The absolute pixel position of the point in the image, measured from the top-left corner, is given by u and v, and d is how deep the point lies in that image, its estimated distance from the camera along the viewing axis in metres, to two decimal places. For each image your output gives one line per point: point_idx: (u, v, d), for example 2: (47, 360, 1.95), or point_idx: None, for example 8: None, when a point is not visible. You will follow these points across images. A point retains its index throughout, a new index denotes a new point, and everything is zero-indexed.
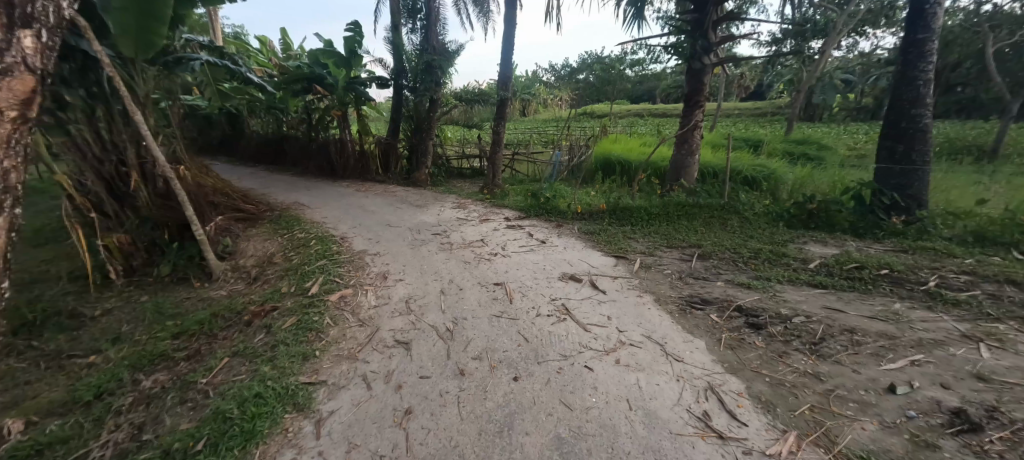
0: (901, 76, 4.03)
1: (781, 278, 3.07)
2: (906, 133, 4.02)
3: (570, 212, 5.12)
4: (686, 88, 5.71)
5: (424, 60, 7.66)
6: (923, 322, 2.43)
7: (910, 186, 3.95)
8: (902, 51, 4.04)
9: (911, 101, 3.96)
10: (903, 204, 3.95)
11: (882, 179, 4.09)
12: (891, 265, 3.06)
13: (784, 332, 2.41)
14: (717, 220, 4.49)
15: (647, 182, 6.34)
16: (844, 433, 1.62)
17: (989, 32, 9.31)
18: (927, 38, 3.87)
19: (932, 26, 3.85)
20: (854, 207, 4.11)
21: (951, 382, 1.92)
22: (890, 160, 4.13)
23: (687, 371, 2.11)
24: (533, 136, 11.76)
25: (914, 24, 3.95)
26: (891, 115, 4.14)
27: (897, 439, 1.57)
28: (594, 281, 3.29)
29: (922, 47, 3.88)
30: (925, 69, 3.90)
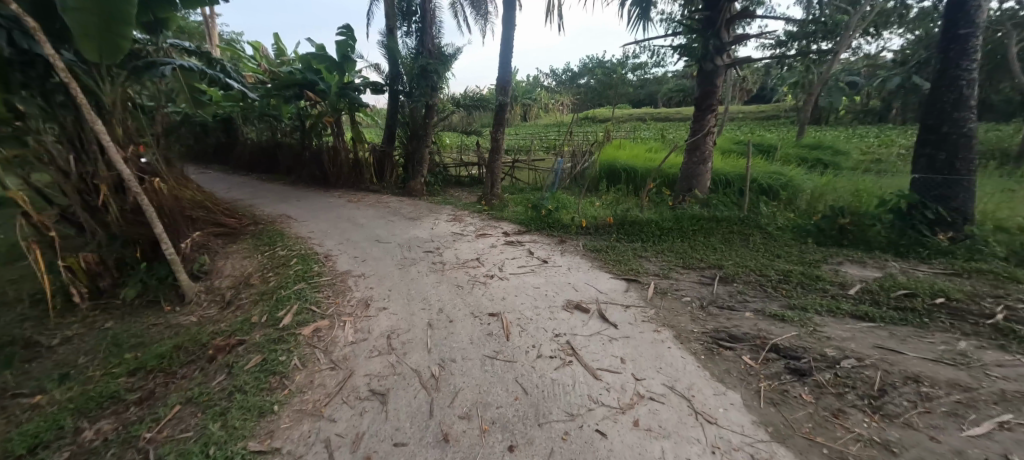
0: (942, 76, 3.67)
1: (819, 308, 2.68)
2: (947, 139, 3.64)
3: (574, 226, 4.75)
4: (695, 92, 5.36)
5: (419, 64, 7.32)
6: (1001, 368, 2.00)
7: (954, 198, 3.57)
8: (942, 48, 3.68)
9: (954, 103, 3.59)
10: (948, 219, 3.55)
11: (921, 190, 3.71)
12: (946, 293, 2.66)
13: (834, 382, 2.02)
14: (736, 235, 4.10)
15: (655, 193, 5.97)
16: None
17: (1011, 30, 8.88)
18: (970, 33, 3.50)
19: (976, 20, 3.50)
20: (891, 222, 3.72)
21: None
22: (930, 169, 3.76)
23: (723, 438, 1.73)
24: (533, 142, 11.46)
25: (954, 19, 3.60)
26: (929, 119, 3.76)
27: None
28: (602, 310, 2.93)
29: (965, 44, 3.52)
30: (968, 69, 3.53)
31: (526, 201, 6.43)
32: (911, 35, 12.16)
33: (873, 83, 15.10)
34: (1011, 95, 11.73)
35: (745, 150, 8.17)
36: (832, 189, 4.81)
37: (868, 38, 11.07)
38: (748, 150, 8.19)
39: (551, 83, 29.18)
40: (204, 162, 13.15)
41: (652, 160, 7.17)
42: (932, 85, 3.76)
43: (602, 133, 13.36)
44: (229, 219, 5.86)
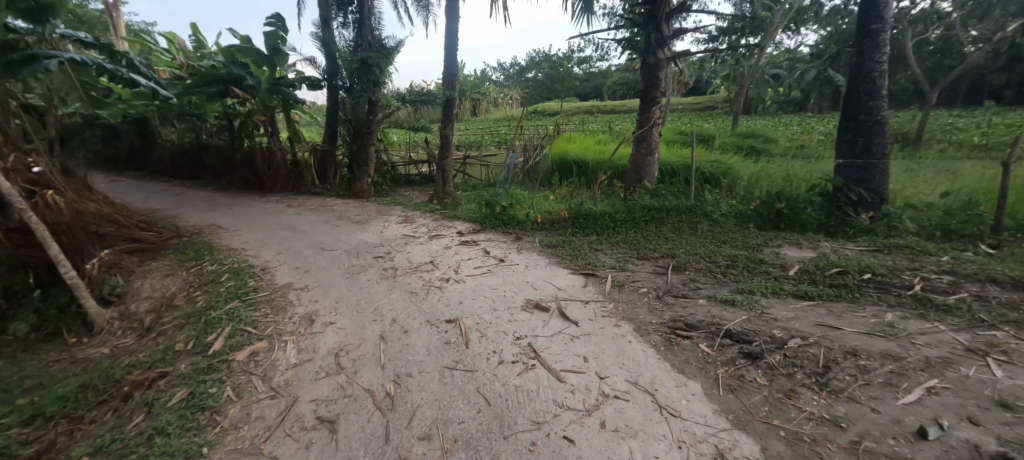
0: (858, 68, 4.01)
1: (765, 291, 2.80)
2: (864, 126, 3.99)
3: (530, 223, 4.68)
4: (640, 84, 5.48)
5: (359, 58, 6.86)
6: (922, 336, 2.18)
7: (872, 180, 3.91)
8: (857, 42, 4.01)
9: (869, 93, 3.94)
10: (868, 199, 3.89)
11: (844, 173, 4.03)
12: (872, 269, 2.89)
13: (784, 363, 2.09)
14: (686, 224, 4.23)
15: (607, 186, 6.06)
16: None
17: (905, 27, 10.06)
18: (880, 28, 3.85)
19: (884, 16, 3.84)
20: (821, 204, 4.02)
21: (978, 416, 1.59)
22: (851, 153, 4.11)
23: (688, 431, 1.73)
24: (484, 137, 11.27)
25: (866, 16, 3.93)
26: (847, 108, 4.10)
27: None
28: (562, 308, 2.88)
29: (876, 38, 3.87)
30: (879, 61, 3.89)
31: (480, 198, 6.28)
32: (823, 32, 13.42)
33: (793, 77, 16.58)
34: (905, 85, 13.37)
35: (687, 141, 8.51)
36: (767, 175, 5.11)
37: (788, 34, 12.05)
38: (688, 140, 8.58)
39: (500, 77, 28.99)
40: (113, 168, 11.50)
41: (602, 152, 7.28)
42: (850, 76, 4.09)
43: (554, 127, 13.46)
44: (146, 233, 5.14)
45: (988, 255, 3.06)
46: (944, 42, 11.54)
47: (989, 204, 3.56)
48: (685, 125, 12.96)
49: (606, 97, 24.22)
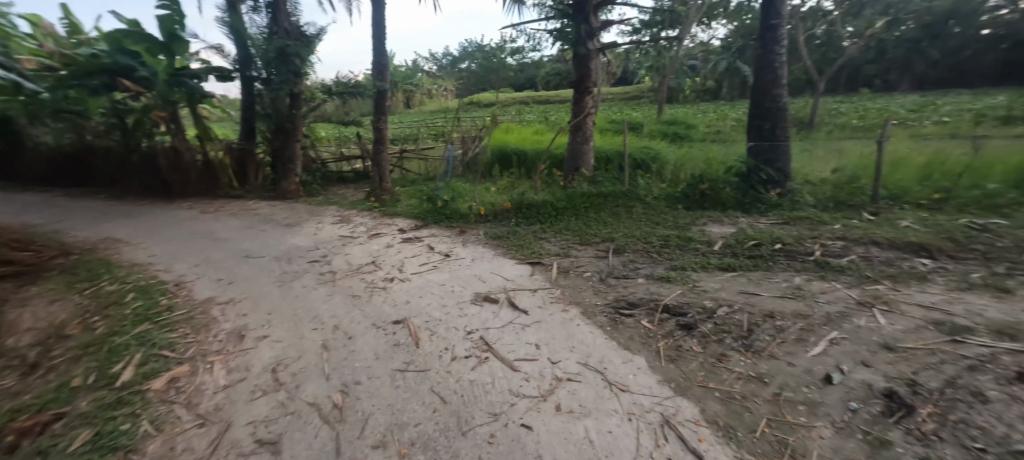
0: (762, 59, 4.47)
1: (695, 266, 3.04)
2: (769, 112, 4.48)
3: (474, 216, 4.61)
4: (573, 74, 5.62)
5: (275, 46, 6.26)
6: (823, 294, 2.50)
7: (777, 161, 4.40)
8: (760, 35, 4.47)
9: (771, 82, 4.43)
10: (775, 178, 4.36)
11: (755, 155, 4.50)
12: (781, 240, 3.27)
13: (715, 330, 2.29)
14: (622, 208, 4.45)
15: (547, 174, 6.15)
16: (809, 450, 1.47)
17: (796, 24, 11.42)
18: (778, 23, 4.32)
19: (781, 13, 4.32)
20: (737, 184, 4.45)
21: (869, 359, 1.88)
22: (759, 137, 4.58)
23: (637, 404, 1.85)
24: (421, 130, 10.85)
25: (767, 11, 4.38)
26: (755, 95, 4.55)
27: (857, 442, 1.47)
28: (511, 298, 2.88)
29: (775, 32, 4.34)
30: (779, 53, 4.38)
31: (420, 192, 6.07)
32: (731, 27, 14.80)
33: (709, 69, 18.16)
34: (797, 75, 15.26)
35: (618, 130, 8.91)
36: (690, 159, 5.53)
37: (702, 28, 13.11)
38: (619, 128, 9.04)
39: (432, 67, 28.05)
40: None
41: (540, 142, 7.36)
42: (756, 67, 4.55)
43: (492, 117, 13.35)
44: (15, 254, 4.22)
45: (869, 221, 3.62)
46: (828, 37, 13.29)
47: (867, 178, 4.21)
48: (618, 114, 13.58)
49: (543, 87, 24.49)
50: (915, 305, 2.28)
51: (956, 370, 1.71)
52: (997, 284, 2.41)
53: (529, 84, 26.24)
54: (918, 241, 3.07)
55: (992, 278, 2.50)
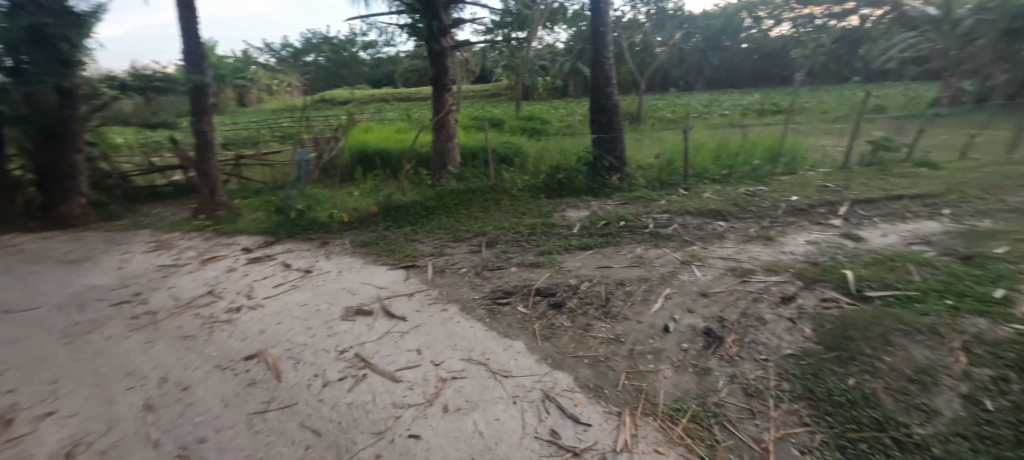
0: (596, 61, 5.14)
1: (559, 249, 3.33)
2: (605, 107, 5.19)
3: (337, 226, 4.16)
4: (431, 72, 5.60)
5: (23, 24, 4.52)
6: (658, 259, 3.02)
7: (615, 149, 5.11)
8: (592, 39, 5.11)
9: (603, 81, 5.15)
10: (615, 165, 5.06)
11: (598, 145, 5.16)
12: (624, 217, 3.82)
13: (580, 304, 2.55)
14: (490, 202, 4.58)
15: (413, 173, 5.79)
16: (657, 391, 1.92)
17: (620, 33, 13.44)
18: (604, 30, 5.03)
19: (606, 21, 5.02)
20: (586, 171, 5.03)
21: (693, 305, 2.42)
22: (600, 129, 5.27)
23: (520, 386, 1.96)
24: (261, 133, 9.21)
25: (596, 18, 5.02)
26: (593, 93, 5.24)
27: (689, 376, 1.99)
28: (386, 306, 2.70)
29: (602, 38, 5.04)
30: (607, 56, 5.10)
31: (268, 203, 5.23)
32: (572, 32, 16.58)
33: (558, 73, 19.81)
34: (625, 77, 18.03)
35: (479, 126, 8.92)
36: (547, 151, 5.81)
37: (547, 31, 14.36)
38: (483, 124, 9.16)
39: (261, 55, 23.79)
40: None
41: (403, 141, 6.86)
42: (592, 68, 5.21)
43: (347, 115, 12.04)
44: None
45: (684, 195, 4.51)
46: (644, 46, 15.70)
47: (681, 160, 5.22)
48: (480, 111, 13.66)
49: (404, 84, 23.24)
50: (720, 258, 2.94)
51: (744, 302, 2.38)
52: (763, 234, 3.31)
53: (388, 80, 24.78)
54: (716, 208, 3.94)
55: (762, 230, 3.42)
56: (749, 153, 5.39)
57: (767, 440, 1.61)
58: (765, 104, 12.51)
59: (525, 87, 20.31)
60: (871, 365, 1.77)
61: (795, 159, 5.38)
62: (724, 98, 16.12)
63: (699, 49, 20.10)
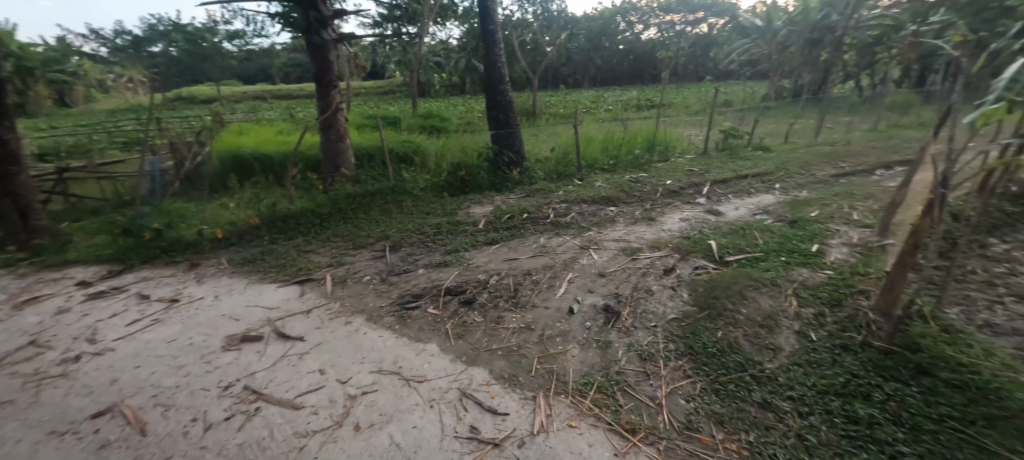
0: (489, 59, 5.25)
1: (466, 246, 3.34)
2: (501, 104, 5.34)
3: (208, 245, 3.58)
4: (310, 65, 4.75)
5: None
6: (560, 246, 3.22)
7: (513, 145, 5.28)
8: (483, 38, 5.22)
9: (497, 78, 5.28)
10: (514, 160, 5.22)
11: (497, 141, 5.29)
12: (527, 210, 3.97)
13: (490, 298, 2.59)
14: (391, 203, 4.36)
15: (299, 178, 4.88)
16: (566, 369, 2.03)
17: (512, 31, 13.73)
18: (494, 29, 5.16)
19: (494, 20, 5.16)
20: (488, 167, 5.11)
21: (593, 286, 2.64)
22: (497, 125, 5.39)
23: (435, 389, 1.91)
24: (87, 138, 7.35)
25: (485, 17, 5.13)
26: (487, 89, 5.34)
27: (594, 352, 2.14)
28: (279, 329, 2.40)
29: (492, 36, 5.17)
30: (498, 54, 5.25)
31: (112, 225, 4.26)
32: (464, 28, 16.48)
33: (454, 70, 19.30)
34: (521, 74, 18.63)
35: (379, 121, 7.80)
36: (449, 149, 5.64)
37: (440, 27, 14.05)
38: (381, 119, 8.43)
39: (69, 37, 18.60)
40: None
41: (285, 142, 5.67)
42: (484, 65, 5.31)
43: (208, 114, 10.13)
44: None
45: (579, 185, 4.87)
46: (534, 45, 16.24)
47: (575, 152, 5.57)
48: (373, 108, 12.63)
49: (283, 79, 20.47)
50: (613, 241, 3.28)
51: (636, 278, 2.70)
52: (646, 216, 3.77)
53: (261, 75, 21.78)
54: (607, 195, 4.31)
55: (645, 212, 3.86)
56: (631, 143, 6.02)
57: (660, 396, 1.84)
58: (641, 99, 14.03)
59: (420, 82, 19.40)
60: (733, 320, 2.23)
61: (666, 147, 6.16)
62: (609, 94, 17.80)
63: (581, 49, 21.98)
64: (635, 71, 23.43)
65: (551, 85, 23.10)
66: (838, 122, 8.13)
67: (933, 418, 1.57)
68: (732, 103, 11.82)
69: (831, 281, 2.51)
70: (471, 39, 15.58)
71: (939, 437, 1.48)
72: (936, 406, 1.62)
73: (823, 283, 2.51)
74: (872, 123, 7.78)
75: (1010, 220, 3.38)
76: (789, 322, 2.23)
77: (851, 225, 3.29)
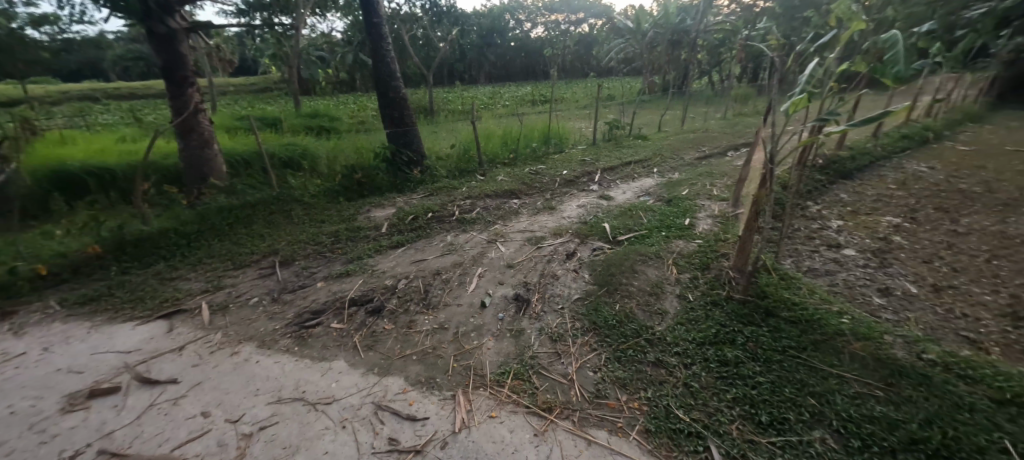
0: (376, 53, 5.00)
1: (370, 252, 3.18)
2: (394, 101, 5.15)
3: (28, 286, 2.77)
4: (155, 59, 3.96)
5: None
6: (468, 243, 3.26)
7: (412, 143, 5.14)
8: (368, 31, 4.94)
9: (388, 74, 5.07)
10: (415, 159, 5.09)
11: (394, 141, 5.10)
12: (431, 208, 3.91)
13: (401, 303, 2.53)
14: (278, 215, 3.95)
15: (154, 193, 4.12)
16: (483, 363, 2.05)
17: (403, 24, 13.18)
18: (379, 22, 4.92)
19: (378, 13, 4.92)
20: (386, 168, 4.89)
21: (502, 278, 2.73)
22: (393, 124, 5.19)
23: (347, 407, 1.78)
24: None
25: (368, 8, 4.85)
26: (379, 86, 5.11)
27: (508, 341, 2.20)
28: (142, 375, 2.00)
29: (378, 30, 4.93)
30: (386, 49, 5.03)
31: None
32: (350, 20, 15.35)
33: (342, 66, 17.78)
34: (417, 69, 18.00)
35: (252, 122, 6.87)
36: (341, 151, 5.29)
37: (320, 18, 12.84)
38: (255, 120, 7.39)
39: None
40: None
41: (131, 151, 4.74)
42: (372, 61, 5.05)
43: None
44: None
45: (481, 180, 4.96)
46: (427, 39, 15.80)
47: (474, 148, 5.61)
48: (244, 109, 10.99)
49: (115, 75, 16.59)
50: (518, 232, 3.42)
51: (541, 265, 2.86)
52: (547, 205, 3.99)
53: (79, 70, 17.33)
54: (509, 188, 4.45)
55: (545, 202, 4.09)
56: (528, 137, 6.28)
57: (571, 372, 1.96)
58: (536, 95, 14.62)
59: (302, 78, 17.45)
60: (627, 293, 2.49)
61: (560, 140, 6.57)
62: (505, 90, 18.32)
63: (474, 44, 22.02)
64: (528, 67, 24.39)
65: (447, 81, 22.90)
66: (696, 113, 9.53)
67: (778, 350, 1.98)
68: (614, 97, 13.01)
69: (700, 248, 2.95)
70: (355, 31, 14.52)
71: (783, 365, 1.88)
72: (780, 340, 2.05)
73: (695, 251, 2.94)
74: (718, 113, 9.30)
75: (817, 185, 4.37)
76: (672, 288, 2.56)
77: (713, 200, 3.91)
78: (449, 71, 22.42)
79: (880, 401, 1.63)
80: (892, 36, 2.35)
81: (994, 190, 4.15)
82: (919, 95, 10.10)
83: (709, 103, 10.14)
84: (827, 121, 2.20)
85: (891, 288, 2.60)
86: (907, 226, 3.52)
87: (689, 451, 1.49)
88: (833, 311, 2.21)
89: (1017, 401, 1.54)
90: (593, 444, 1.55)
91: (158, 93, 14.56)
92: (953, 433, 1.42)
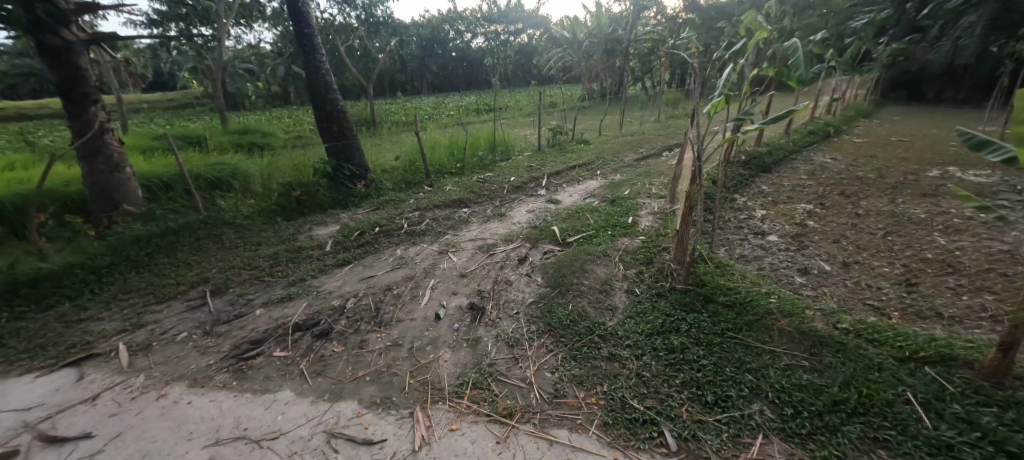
0: (309, 65, 4.78)
1: (314, 272, 3.03)
2: (331, 114, 4.95)
3: None
4: (47, 75, 3.53)
5: None
6: (418, 255, 3.22)
7: (354, 157, 4.98)
8: (299, 42, 4.73)
9: (325, 86, 4.87)
10: (358, 173, 4.93)
11: (334, 155, 4.91)
12: (379, 223, 3.80)
13: (350, 323, 2.43)
14: (209, 240, 3.65)
15: (51, 225, 3.62)
16: (439, 376, 2.02)
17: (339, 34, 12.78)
18: (310, 32, 4.73)
19: (310, 24, 4.72)
20: (328, 183, 4.69)
21: (455, 288, 2.72)
22: (332, 137, 4.99)
23: (297, 439, 1.67)
24: None
25: (298, 19, 4.64)
26: (314, 99, 4.90)
27: (464, 351, 2.18)
28: (46, 434, 1.74)
29: (310, 41, 4.73)
30: (320, 60, 4.84)
31: None
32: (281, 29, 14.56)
33: (273, 78, 16.75)
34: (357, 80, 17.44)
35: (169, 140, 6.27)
36: (276, 169, 4.99)
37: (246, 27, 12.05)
38: (174, 139, 6.75)
39: None
40: None
41: (23, 181, 4.15)
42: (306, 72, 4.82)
43: None
44: None
45: (429, 191, 4.91)
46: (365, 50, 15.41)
47: (420, 160, 5.52)
48: (160, 127, 9.97)
49: None
50: (470, 241, 3.42)
51: (492, 272, 2.88)
52: (497, 213, 4.03)
53: None
54: (458, 197, 4.43)
55: (495, 210, 4.13)
56: (474, 146, 6.31)
57: (530, 375, 1.99)
58: (481, 104, 14.74)
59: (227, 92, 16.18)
60: (579, 292, 2.57)
61: (505, 147, 6.67)
62: (447, 100, 18.30)
63: (415, 55, 21.85)
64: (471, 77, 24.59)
65: (389, 92, 22.40)
66: (633, 117, 10.08)
67: (718, 332, 2.15)
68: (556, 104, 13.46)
69: (644, 244, 3.12)
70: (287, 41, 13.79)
71: (723, 346, 2.04)
72: (718, 323, 2.22)
73: (638, 247, 3.12)
74: (653, 116, 9.91)
75: (742, 179, 4.79)
76: (621, 283, 2.69)
77: (653, 198, 4.16)
78: (391, 82, 21.96)
79: (806, 370, 1.83)
80: (792, 45, 2.64)
81: (882, 175, 4.80)
82: (817, 95, 11.49)
83: (644, 108, 10.79)
84: (742, 121, 2.41)
85: (808, 267, 2.91)
86: (818, 211, 3.96)
87: (646, 438, 1.57)
88: (762, 293, 2.44)
89: (913, 357, 1.78)
90: (555, 444, 1.58)
91: (51, 113, 12.77)
92: (866, 391, 1.63)
